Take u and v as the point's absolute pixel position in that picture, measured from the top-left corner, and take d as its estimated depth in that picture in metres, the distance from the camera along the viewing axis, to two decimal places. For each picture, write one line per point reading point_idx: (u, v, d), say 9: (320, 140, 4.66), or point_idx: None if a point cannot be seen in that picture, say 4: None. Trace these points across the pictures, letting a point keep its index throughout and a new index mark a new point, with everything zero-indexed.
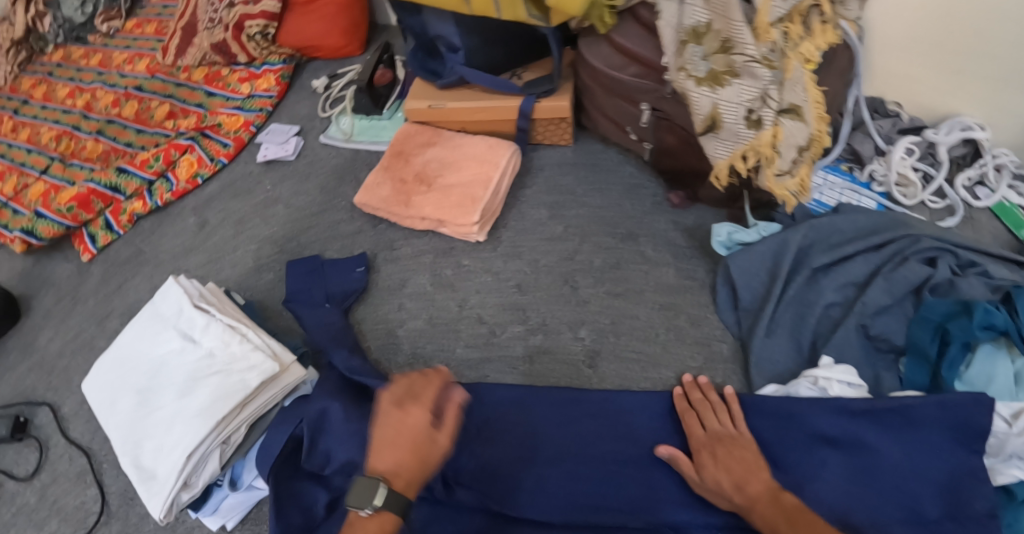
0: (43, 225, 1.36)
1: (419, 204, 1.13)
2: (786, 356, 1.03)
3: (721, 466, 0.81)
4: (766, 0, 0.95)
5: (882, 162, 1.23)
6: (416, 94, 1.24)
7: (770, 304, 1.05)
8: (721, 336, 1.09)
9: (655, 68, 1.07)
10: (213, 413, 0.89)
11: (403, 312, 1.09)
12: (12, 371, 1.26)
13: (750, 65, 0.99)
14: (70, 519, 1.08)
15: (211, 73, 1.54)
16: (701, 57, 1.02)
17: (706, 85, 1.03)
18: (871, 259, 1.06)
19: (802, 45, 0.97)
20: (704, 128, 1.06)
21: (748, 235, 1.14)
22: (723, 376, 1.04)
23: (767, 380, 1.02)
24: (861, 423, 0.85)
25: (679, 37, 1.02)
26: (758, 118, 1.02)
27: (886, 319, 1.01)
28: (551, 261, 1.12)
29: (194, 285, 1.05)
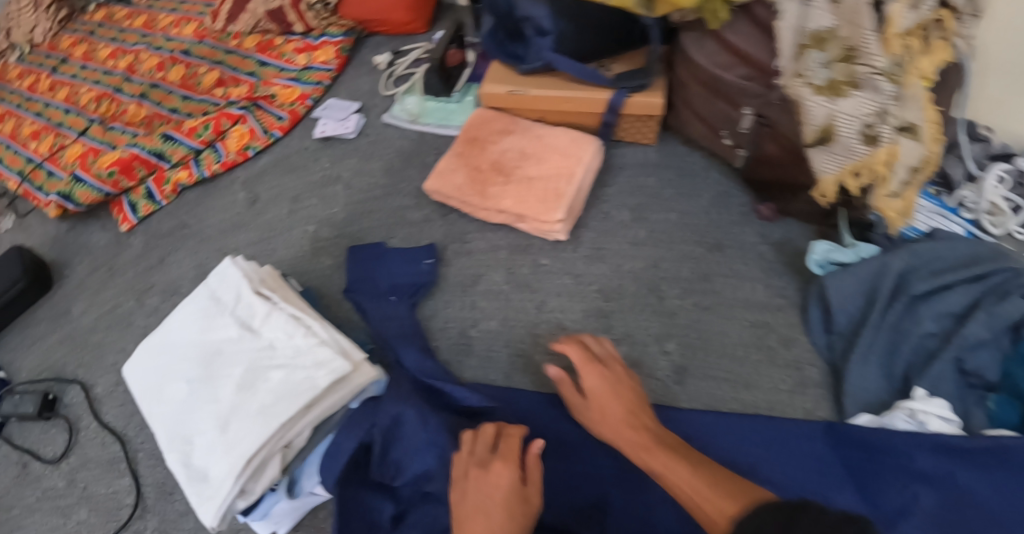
0: (81, 190, 1.26)
1: (497, 195, 1.05)
2: (881, 386, 0.94)
3: (601, 389, 0.81)
4: (899, 8, 0.86)
5: (972, 189, 1.13)
6: (494, 78, 1.15)
7: (866, 330, 0.95)
8: (811, 359, 0.99)
9: (767, 71, 0.99)
10: (277, 414, 0.80)
11: (476, 311, 1.00)
12: (41, 341, 1.17)
13: (873, 77, 0.90)
14: (101, 509, 0.99)
15: (264, 42, 1.45)
16: (822, 65, 0.93)
17: (824, 95, 0.94)
18: (972, 290, 0.96)
19: (922, 62, 0.90)
20: (814, 139, 0.97)
21: (845, 254, 1.04)
22: (812, 402, 0.96)
23: (858, 408, 0.93)
24: (954, 461, 0.84)
25: (800, 41, 0.94)
26: (875, 134, 0.93)
27: (984, 353, 0.91)
28: (636, 266, 1.05)
29: (253, 268, 0.97)
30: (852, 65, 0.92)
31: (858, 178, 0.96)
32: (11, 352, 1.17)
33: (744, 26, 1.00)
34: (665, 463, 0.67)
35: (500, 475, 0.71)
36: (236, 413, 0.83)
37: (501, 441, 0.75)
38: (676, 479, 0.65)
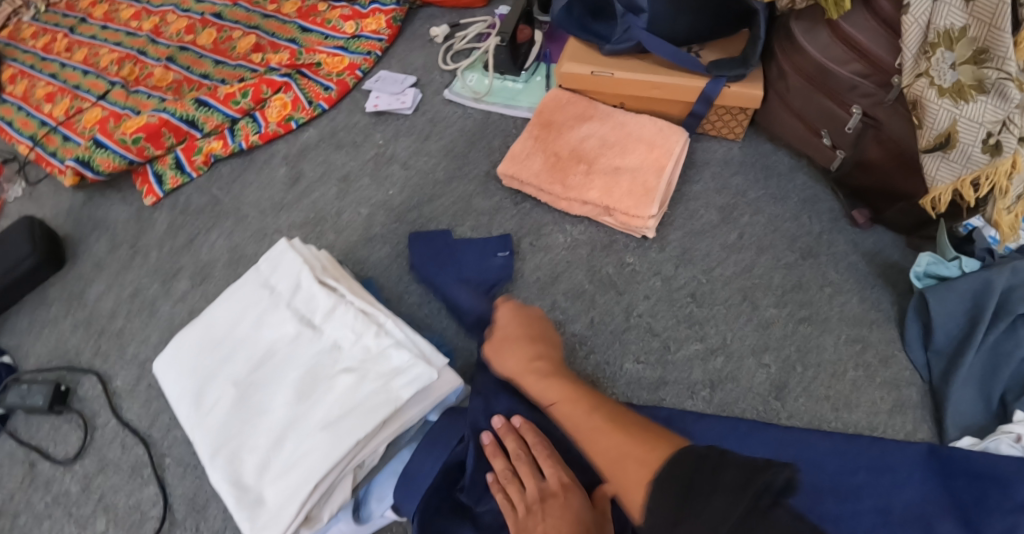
0: (101, 156, 1.14)
1: (579, 186, 0.97)
2: (972, 411, 0.86)
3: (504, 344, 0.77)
4: None
5: None
6: (573, 56, 1.06)
7: (972, 351, 0.86)
8: (911, 378, 0.91)
9: (885, 69, 0.90)
10: (350, 427, 0.68)
11: (556, 313, 0.93)
12: (53, 324, 1.05)
13: (1004, 82, 0.80)
14: (120, 522, 0.86)
15: (305, 8, 1.34)
16: (949, 65, 0.83)
17: (948, 97, 0.84)
18: None
19: None
20: (930, 145, 0.87)
21: (947, 268, 0.93)
22: (911, 423, 0.88)
23: (960, 433, 0.86)
24: None
25: (927, 38, 0.84)
26: (996, 143, 0.83)
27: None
28: (728, 272, 0.98)
29: (312, 254, 0.86)
30: (981, 68, 0.82)
31: (977, 188, 0.87)
32: (19, 335, 1.05)
33: (862, 20, 0.90)
34: (568, 412, 0.68)
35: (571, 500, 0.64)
36: (298, 424, 0.71)
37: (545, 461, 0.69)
38: (575, 427, 0.67)
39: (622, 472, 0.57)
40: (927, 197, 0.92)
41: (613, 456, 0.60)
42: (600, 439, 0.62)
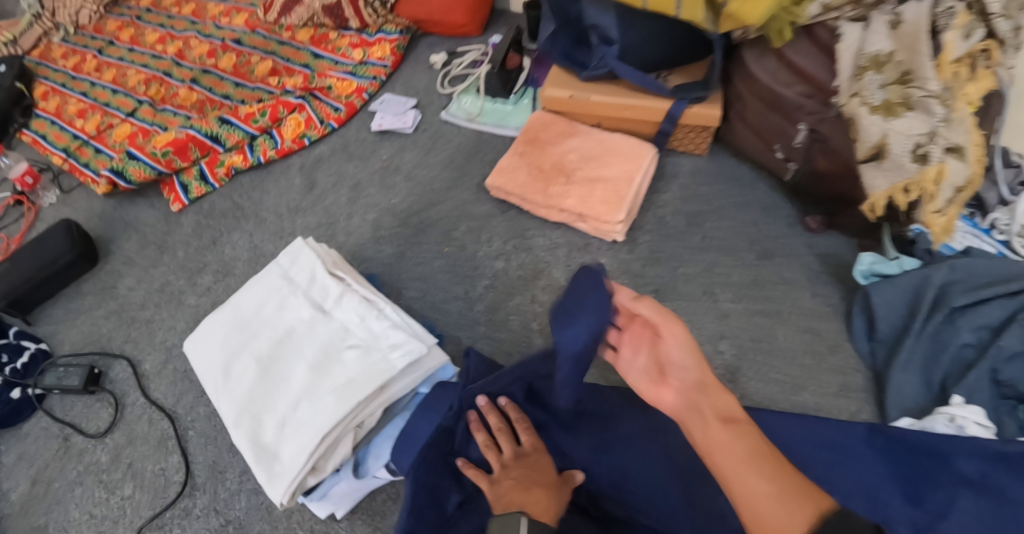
0: (134, 167, 1.27)
1: (559, 195, 1.10)
2: (914, 394, 0.97)
3: (690, 343, 0.70)
4: (951, 37, 0.90)
5: (1005, 211, 1.21)
6: (555, 82, 1.19)
7: (910, 338, 0.98)
8: (856, 365, 1.03)
9: (825, 90, 1.03)
10: (353, 393, 0.80)
11: (536, 305, 1.04)
12: (88, 315, 1.17)
13: (926, 99, 0.93)
14: (147, 486, 0.97)
15: (317, 35, 1.49)
16: (878, 86, 0.96)
17: (878, 114, 0.97)
18: (1008, 304, 0.97)
19: (968, 88, 0.92)
20: (866, 155, 1.00)
21: (889, 267, 1.07)
22: (856, 406, 0.99)
23: (902, 414, 0.96)
24: (1003, 469, 0.75)
25: (858, 63, 0.97)
26: (925, 153, 0.95)
27: (1020, 365, 0.94)
28: (691, 270, 1.10)
29: (324, 250, 0.98)
30: (907, 88, 0.95)
31: (908, 194, 0.99)
32: (55, 324, 1.17)
33: (805, 47, 1.05)
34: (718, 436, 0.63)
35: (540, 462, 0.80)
36: (309, 392, 0.83)
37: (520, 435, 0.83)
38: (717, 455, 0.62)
39: (770, 506, 0.55)
40: (867, 203, 1.05)
41: (764, 486, 0.57)
42: (753, 467, 0.59)
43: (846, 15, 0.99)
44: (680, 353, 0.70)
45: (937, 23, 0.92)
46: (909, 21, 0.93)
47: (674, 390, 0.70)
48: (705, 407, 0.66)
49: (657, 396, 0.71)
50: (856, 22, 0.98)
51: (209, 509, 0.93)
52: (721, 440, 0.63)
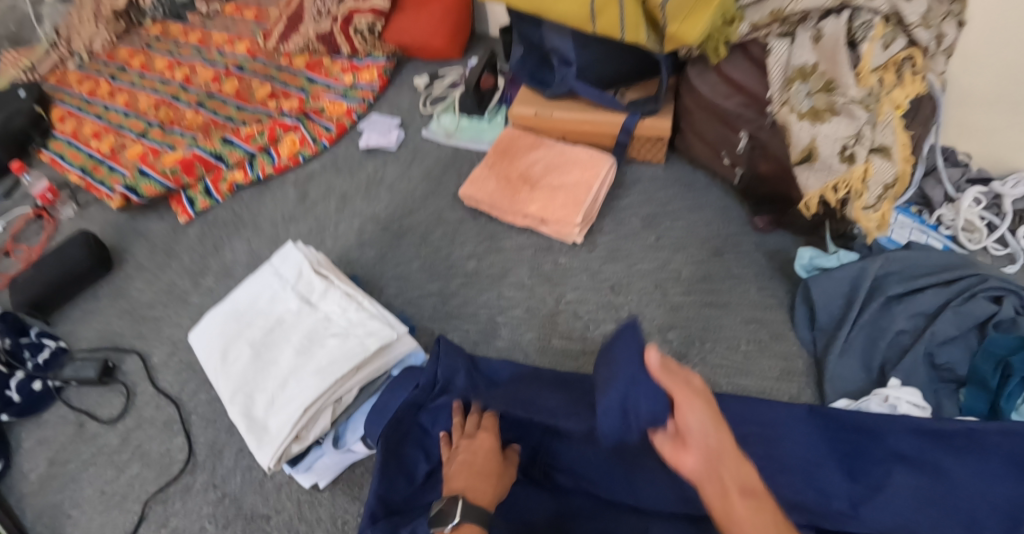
0: (145, 184, 1.41)
1: (524, 202, 1.22)
2: (855, 376, 1.07)
3: (710, 411, 0.64)
4: (869, 49, 1.04)
5: (950, 208, 1.33)
6: (522, 100, 1.33)
7: (847, 326, 1.08)
8: (798, 352, 1.13)
9: (760, 100, 1.15)
10: (332, 372, 0.92)
11: (502, 300, 1.16)
12: (103, 314, 1.29)
13: (849, 105, 1.05)
14: (153, 464, 1.08)
15: (312, 61, 1.63)
16: (805, 95, 1.08)
17: (806, 120, 1.08)
18: (942, 293, 1.09)
19: (894, 93, 1.05)
20: (799, 158, 1.11)
21: (829, 261, 1.18)
22: (797, 389, 1.09)
23: (839, 395, 1.06)
24: (934, 445, 0.89)
25: (786, 75, 1.10)
26: (851, 154, 1.07)
27: (951, 348, 1.05)
28: (645, 267, 1.21)
29: (311, 251, 1.10)
30: (831, 96, 1.07)
31: (837, 192, 1.11)
32: (73, 323, 1.29)
33: (740, 63, 1.17)
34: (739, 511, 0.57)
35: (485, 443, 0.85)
36: (294, 373, 0.95)
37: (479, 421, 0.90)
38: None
39: None
40: (803, 202, 1.16)
41: None
42: None
43: (775, 32, 1.11)
44: (701, 420, 0.63)
45: (855, 36, 1.05)
46: (829, 36, 1.05)
47: (694, 456, 0.62)
48: (726, 476, 0.59)
49: (678, 464, 0.62)
50: (783, 38, 1.10)
51: (208, 484, 1.04)
52: (745, 519, 0.57)
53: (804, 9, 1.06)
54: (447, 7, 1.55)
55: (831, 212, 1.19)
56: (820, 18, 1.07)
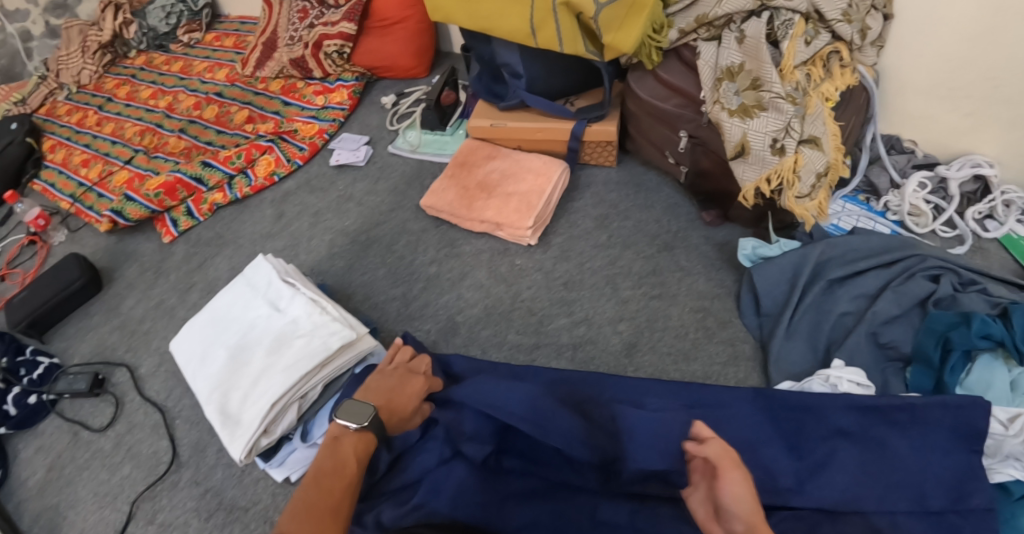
0: (132, 208, 1.50)
1: (481, 208, 1.30)
2: (802, 357, 1.12)
3: (749, 493, 0.71)
4: (792, 46, 1.13)
5: (896, 194, 1.35)
6: (478, 113, 1.43)
7: (789, 310, 1.14)
8: (744, 337, 1.18)
9: (695, 100, 1.23)
10: (298, 369, 1.01)
11: (461, 301, 1.25)
12: (96, 330, 1.37)
13: (776, 100, 1.13)
14: (142, 466, 1.16)
15: (287, 85, 1.73)
16: (734, 93, 1.17)
17: (737, 117, 1.16)
18: (881, 275, 1.15)
19: (823, 86, 1.15)
20: (733, 153, 1.18)
21: (771, 250, 1.23)
22: (743, 373, 1.14)
23: (784, 377, 1.11)
24: (873, 420, 0.95)
25: (716, 75, 1.19)
26: (782, 146, 1.14)
27: (895, 327, 1.10)
28: (597, 264, 1.29)
29: (281, 262, 1.19)
30: (759, 92, 1.15)
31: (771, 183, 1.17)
32: (67, 340, 1.37)
33: (676, 68, 1.27)
34: None
35: (414, 386, 1.04)
36: (264, 372, 1.03)
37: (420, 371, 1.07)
38: None
39: None
40: (742, 194, 1.22)
41: None
42: None
43: (702, 37, 1.23)
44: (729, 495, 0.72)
45: (776, 34, 1.15)
46: (750, 36, 1.15)
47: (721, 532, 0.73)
48: None
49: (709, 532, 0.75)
50: (710, 41, 1.21)
51: (192, 481, 1.12)
52: None
53: (727, 13, 1.17)
54: (413, 29, 1.64)
55: (770, 203, 1.25)
56: (743, 20, 1.18)
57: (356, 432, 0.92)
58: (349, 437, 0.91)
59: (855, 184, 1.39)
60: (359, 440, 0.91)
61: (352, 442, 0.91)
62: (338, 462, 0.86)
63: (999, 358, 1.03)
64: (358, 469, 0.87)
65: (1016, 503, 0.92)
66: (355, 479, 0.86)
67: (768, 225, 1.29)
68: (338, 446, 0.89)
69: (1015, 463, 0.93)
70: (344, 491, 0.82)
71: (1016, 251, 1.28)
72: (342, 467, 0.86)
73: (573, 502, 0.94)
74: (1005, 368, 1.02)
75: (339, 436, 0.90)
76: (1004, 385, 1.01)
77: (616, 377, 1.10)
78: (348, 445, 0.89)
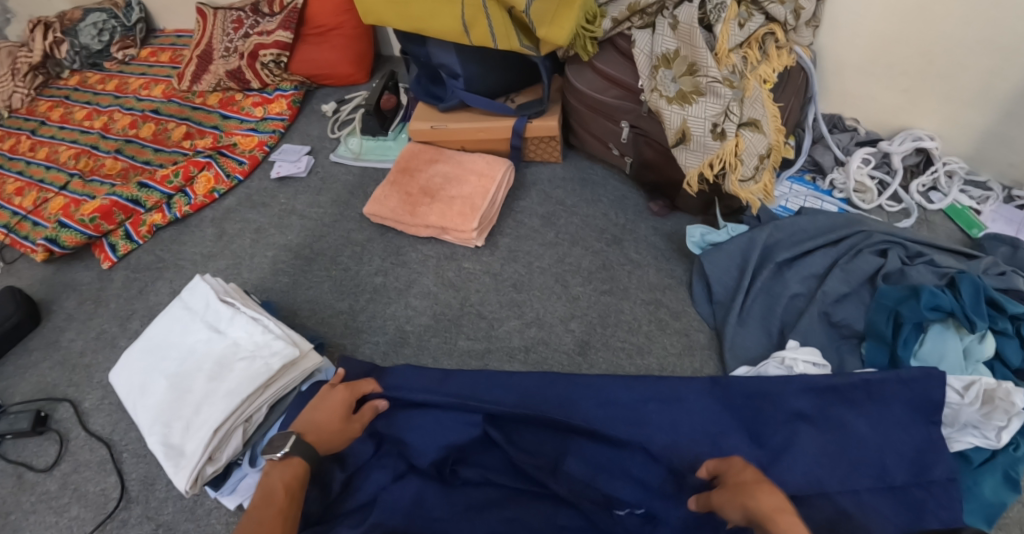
0: (67, 234, 1.43)
1: (424, 213, 1.29)
2: (756, 342, 1.11)
3: (730, 495, 0.76)
4: (726, 29, 1.11)
5: (841, 171, 1.35)
6: (418, 116, 1.41)
7: (740, 295, 1.14)
8: (698, 326, 1.18)
9: (634, 91, 1.22)
10: (240, 392, 0.98)
11: (410, 309, 1.24)
12: (35, 367, 1.31)
13: (713, 84, 1.12)
14: (90, 505, 1.11)
15: (225, 98, 1.69)
16: (671, 80, 1.15)
17: (675, 104, 1.14)
18: (830, 253, 1.15)
19: (760, 68, 1.14)
20: (675, 140, 1.16)
21: (720, 236, 1.23)
22: (699, 362, 1.13)
23: (739, 364, 1.10)
24: (829, 399, 0.95)
25: (652, 63, 1.17)
26: (722, 130, 1.13)
27: (846, 305, 1.10)
28: (545, 263, 1.28)
29: (219, 282, 1.15)
30: (695, 78, 1.13)
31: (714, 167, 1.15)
32: (6, 380, 1.30)
33: (613, 58, 1.25)
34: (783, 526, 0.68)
35: (338, 398, 0.98)
36: (206, 398, 0.99)
37: (345, 382, 1.01)
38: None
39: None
40: (686, 181, 1.20)
41: None
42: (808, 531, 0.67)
43: (636, 25, 1.20)
44: (726, 503, 0.76)
45: (709, 18, 1.12)
46: (683, 22, 1.13)
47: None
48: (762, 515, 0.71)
49: None
50: (645, 29, 1.19)
51: (143, 517, 1.08)
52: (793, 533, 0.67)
53: None
54: (348, 35, 1.61)
55: (715, 189, 1.24)
56: (676, 6, 1.16)
57: (281, 462, 0.89)
58: (274, 472, 0.88)
59: (801, 163, 1.38)
60: (286, 470, 0.89)
61: (279, 473, 0.88)
62: (266, 497, 0.84)
63: (951, 327, 1.02)
64: (288, 496, 0.84)
65: (977, 471, 0.94)
66: (289, 507, 0.84)
67: (716, 211, 1.29)
68: (263, 483, 0.86)
69: (973, 431, 0.94)
70: (284, 521, 0.81)
71: (962, 221, 1.29)
72: (271, 500, 0.83)
73: (533, 508, 0.89)
74: (956, 336, 1.01)
75: (266, 470, 0.88)
76: (957, 354, 1.01)
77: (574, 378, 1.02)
78: (273, 479, 0.87)
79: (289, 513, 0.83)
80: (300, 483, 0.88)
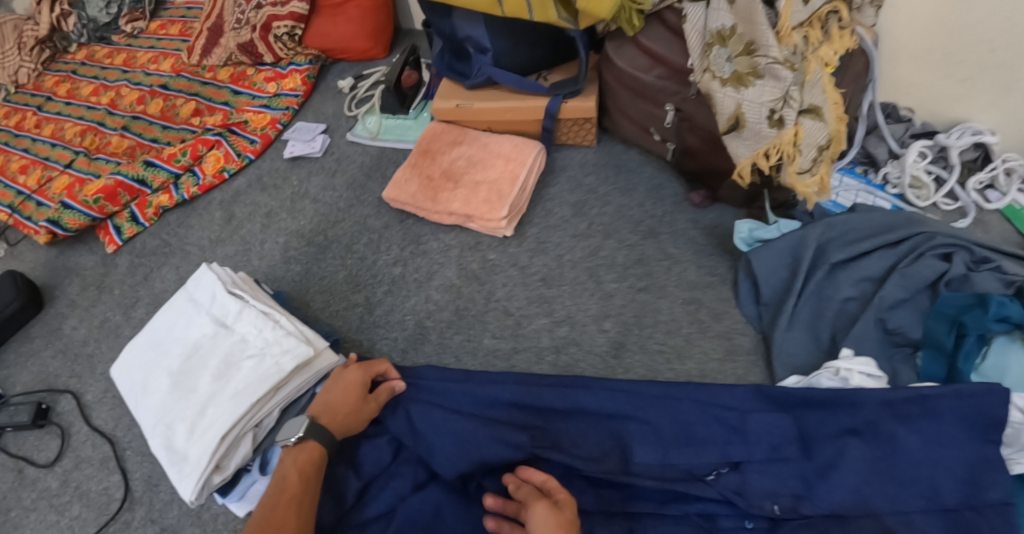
0: (69, 216, 1.36)
1: (447, 200, 1.21)
2: (805, 348, 1.01)
3: None
4: (788, 4, 0.97)
5: (896, 164, 1.24)
6: (443, 94, 1.32)
7: (792, 297, 1.03)
8: (743, 329, 1.08)
9: (681, 70, 1.11)
10: (249, 394, 0.90)
11: (430, 304, 1.15)
12: (37, 355, 1.25)
13: (773, 66, 0.99)
14: (92, 505, 1.05)
15: (236, 73, 1.60)
16: (726, 59, 1.03)
17: (730, 86, 1.03)
18: (888, 255, 1.04)
19: (822, 49, 0.98)
20: (727, 127, 1.06)
21: (769, 232, 1.12)
22: (743, 369, 1.03)
23: (790, 373, 1.00)
24: (885, 415, 0.83)
25: (705, 40, 1.05)
26: (780, 117, 1.01)
27: (902, 312, 0.99)
28: (576, 256, 1.19)
29: (227, 272, 1.07)
30: (754, 58, 1.01)
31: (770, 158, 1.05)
32: (7, 369, 1.24)
33: (659, 33, 1.14)
34: None
35: (353, 378, 0.92)
36: (214, 398, 0.91)
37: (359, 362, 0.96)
38: None
39: None
40: (737, 171, 1.10)
41: None
42: None
43: None
44: None
45: None
46: None
47: None
48: None
49: None
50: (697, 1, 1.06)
51: (146, 519, 1.01)
52: None
53: None
54: (365, 7, 1.53)
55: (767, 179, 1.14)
56: None
57: (296, 447, 0.85)
58: (288, 457, 0.84)
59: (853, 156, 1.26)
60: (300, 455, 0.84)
61: (293, 458, 0.84)
62: (279, 483, 0.80)
63: (1017, 340, 0.92)
64: (302, 481, 0.80)
65: None
66: (304, 492, 0.79)
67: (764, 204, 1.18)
68: (278, 471, 0.82)
69: None
70: (299, 511, 0.77)
71: (1020, 223, 1.17)
72: (285, 486, 0.79)
73: None
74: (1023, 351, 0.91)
75: (281, 459, 0.84)
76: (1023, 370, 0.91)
77: (602, 381, 0.92)
78: (286, 464, 0.82)
79: (306, 498, 0.79)
80: (316, 466, 0.83)
